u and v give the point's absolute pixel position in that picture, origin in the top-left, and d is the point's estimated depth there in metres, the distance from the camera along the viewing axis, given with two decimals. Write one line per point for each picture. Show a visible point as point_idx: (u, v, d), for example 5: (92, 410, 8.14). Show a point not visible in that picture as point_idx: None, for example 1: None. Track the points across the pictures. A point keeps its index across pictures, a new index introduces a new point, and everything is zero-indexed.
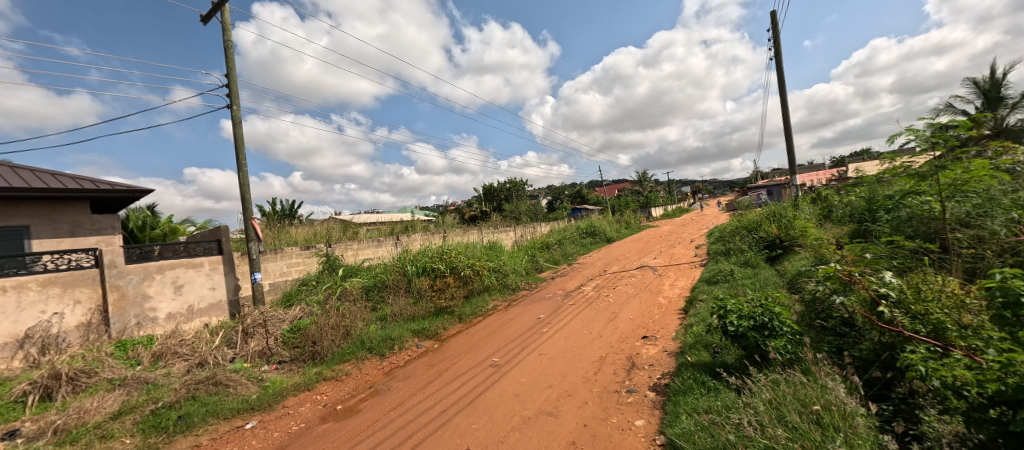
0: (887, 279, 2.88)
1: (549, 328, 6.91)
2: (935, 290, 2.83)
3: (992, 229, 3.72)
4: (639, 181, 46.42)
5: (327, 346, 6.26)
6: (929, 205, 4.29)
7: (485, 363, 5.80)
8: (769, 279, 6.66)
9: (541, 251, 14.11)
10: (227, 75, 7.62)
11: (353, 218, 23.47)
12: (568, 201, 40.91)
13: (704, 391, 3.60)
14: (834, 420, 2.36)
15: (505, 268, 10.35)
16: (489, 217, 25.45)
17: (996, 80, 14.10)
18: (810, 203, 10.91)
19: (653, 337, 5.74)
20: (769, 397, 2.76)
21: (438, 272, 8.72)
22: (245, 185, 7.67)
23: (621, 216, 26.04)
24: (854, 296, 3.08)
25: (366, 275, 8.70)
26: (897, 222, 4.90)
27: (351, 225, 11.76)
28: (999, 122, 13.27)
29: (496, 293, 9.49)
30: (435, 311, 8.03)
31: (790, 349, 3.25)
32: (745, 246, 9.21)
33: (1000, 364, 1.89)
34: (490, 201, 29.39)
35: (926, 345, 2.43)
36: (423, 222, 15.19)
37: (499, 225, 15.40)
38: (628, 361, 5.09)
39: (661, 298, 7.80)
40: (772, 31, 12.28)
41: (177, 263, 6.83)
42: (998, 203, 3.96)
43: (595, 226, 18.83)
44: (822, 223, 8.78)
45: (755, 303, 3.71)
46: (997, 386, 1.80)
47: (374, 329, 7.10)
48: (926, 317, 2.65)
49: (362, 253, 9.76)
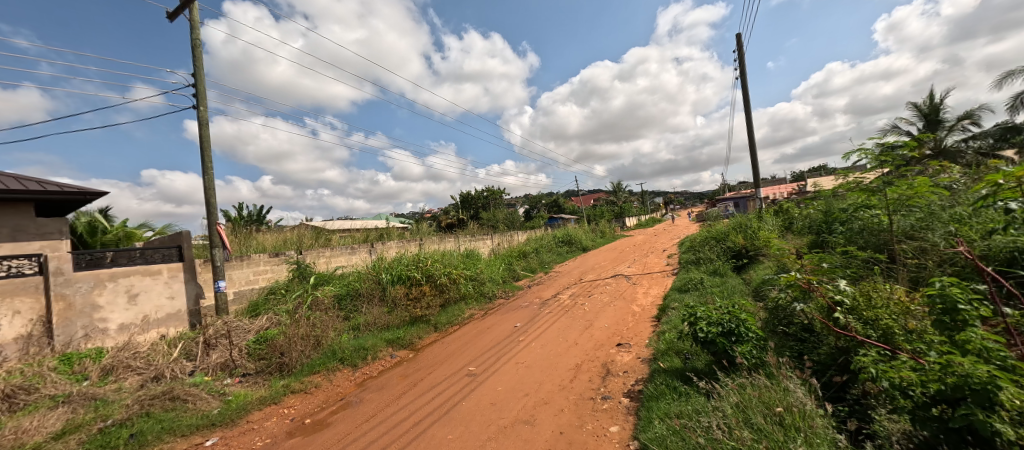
0: (841, 286, 3.08)
1: (526, 336, 6.94)
2: (883, 297, 3.04)
3: (934, 241, 4.03)
4: (614, 192, 47.40)
5: (296, 357, 6.06)
6: (878, 218, 4.62)
7: (461, 372, 5.77)
8: (736, 288, 6.94)
9: (518, 258, 14.16)
10: (193, 74, 7.38)
11: (324, 224, 22.91)
12: (545, 210, 41.27)
13: (675, 396, 3.71)
14: (795, 420, 2.48)
15: (482, 276, 10.31)
16: (465, 225, 25.38)
17: (934, 104, 15.31)
18: (773, 215, 11.47)
19: (627, 344, 5.86)
20: (736, 400, 2.87)
21: (413, 280, 8.63)
22: (210, 190, 7.38)
23: (596, 225, 26.46)
24: (812, 303, 3.26)
25: (338, 284, 8.49)
26: (850, 233, 5.22)
27: (323, 231, 11.48)
28: (937, 142, 14.46)
29: (472, 302, 9.44)
30: (409, 320, 7.91)
31: (755, 354, 3.40)
32: (714, 256, 9.56)
33: (940, 365, 2.04)
34: (468, 209, 29.29)
35: (877, 349, 2.60)
36: (398, 229, 14.98)
37: (476, 234, 15.38)
38: (603, 369, 5.17)
39: (635, 306, 7.97)
40: (736, 51, 12.95)
41: (132, 270, 6.46)
42: (938, 217, 4.30)
43: (571, 235, 19.10)
44: (783, 234, 9.25)
45: (723, 309, 3.88)
46: (938, 386, 1.94)
47: (347, 339, 6.93)
48: (877, 322, 2.84)
49: (335, 261, 9.52)
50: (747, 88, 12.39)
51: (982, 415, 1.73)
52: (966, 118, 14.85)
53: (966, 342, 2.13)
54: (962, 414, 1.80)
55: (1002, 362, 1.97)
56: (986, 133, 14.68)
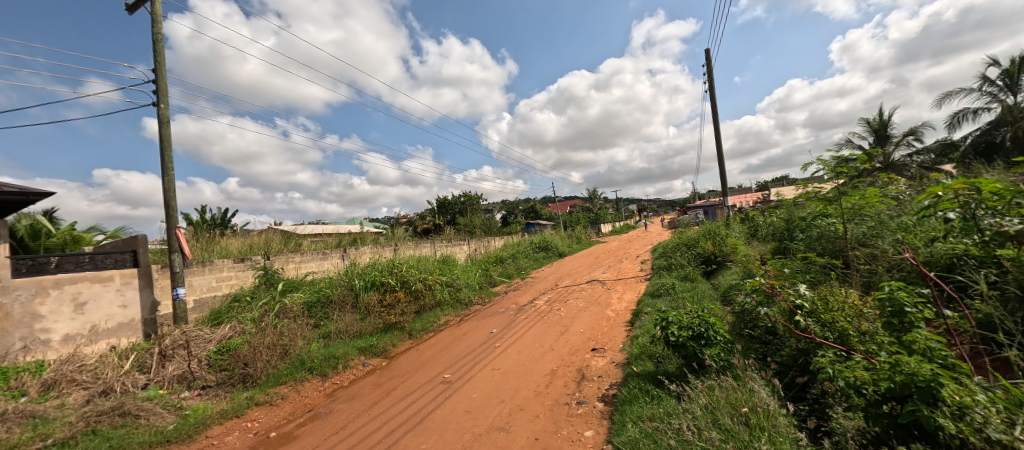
0: (802, 291, 3.24)
1: (502, 343, 6.92)
2: (839, 301, 3.23)
3: (883, 248, 4.31)
4: (590, 199, 48.17)
5: (261, 368, 5.81)
6: (834, 226, 4.91)
7: (436, 380, 5.70)
8: (705, 292, 7.19)
9: (494, 264, 14.13)
10: (154, 69, 7.03)
11: (294, 228, 22.17)
12: (522, 215, 41.43)
13: (648, 399, 3.79)
14: (759, 420, 2.58)
15: (458, 282, 10.23)
16: (441, 230, 25.16)
17: (883, 121, 16.42)
18: (739, 222, 11.96)
19: (602, 349, 5.95)
20: (704, 402, 2.95)
21: (387, 287, 8.47)
22: (170, 192, 7.02)
23: (573, 231, 26.81)
24: (775, 307, 3.41)
25: (308, 290, 8.22)
26: (809, 240, 5.51)
27: (293, 235, 11.11)
28: (886, 156, 15.53)
29: (448, 308, 9.33)
30: (383, 328, 7.74)
31: (722, 357, 3.52)
32: (685, 262, 9.86)
33: (889, 365, 2.17)
34: (444, 214, 29.04)
35: (834, 350, 2.74)
36: (373, 234, 14.69)
37: (452, 239, 15.26)
38: (578, 374, 5.22)
39: (609, 311, 8.11)
40: (705, 66, 13.52)
41: (79, 277, 6.03)
42: (886, 226, 4.62)
43: (548, 241, 19.26)
44: (749, 240, 9.66)
45: (693, 314, 4.00)
46: (888, 384, 2.06)
47: (316, 347, 6.72)
48: (833, 324, 3.01)
49: (305, 267, 9.22)
50: (715, 101, 12.93)
51: (927, 411, 1.86)
52: (911, 134, 16.02)
53: (912, 343, 2.28)
54: (910, 409, 1.92)
55: (944, 360, 2.12)
56: (928, 149, 15.87)
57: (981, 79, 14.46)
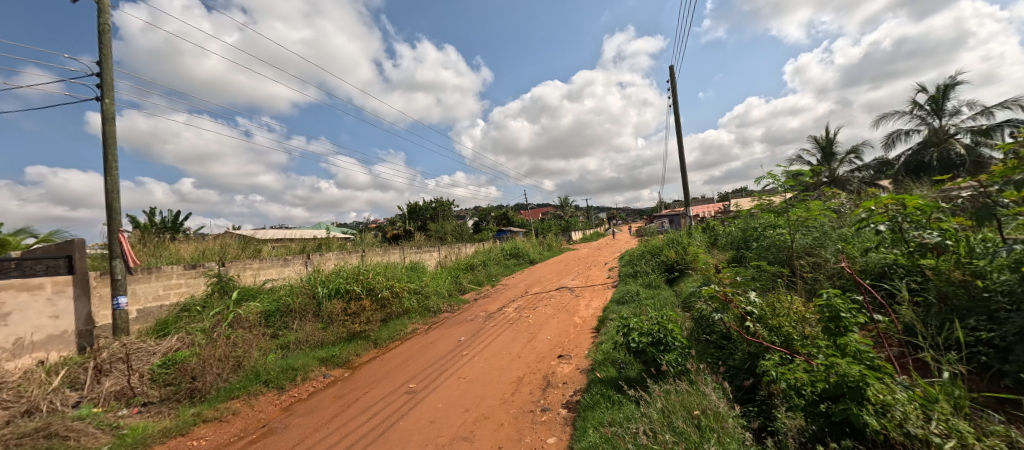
0: (751, 298, 3.43)
1: (469, 351, 6.86)
2: (785, 307, 3.44)
3: (825, 257, 4.64)
4: (561, 206, 48.87)
5: (210, 382, 5.48)
6: (783, 236, 5.22)
7: (401, 390, 5.57)
8: (667, 299, 7.44)
9: (465, 271, 14.02)
10: (99, 62, 6.58)
11: (255, 233, 21.17)
12: (494, 222, 41.41)
13: (609, 405, 3.86)
14: (709, 422, 2.69)
15: (426, 290, 10.07)
16: (411, 237, 24.73)
17: (829, 138, 17.66)
18: (701, 231, 12.49)
19: (568, 356, 6.02)
20: (660, 406, 3.05)
21: (352, 294, 8.21)
22: (114, 193, 6.55)
23: (544, 238, 27.07)
24: (728, 314, 3.58)
25: (266, 298, 7.83)
26: (762, 249, 5.84)
27: (252, 240, 10.58)
28: (832, 172, 16.75)
29: (416, 316, 9.16)
30: (347, 337, 7.50)
31: (679, 362, 3.66)
32: (650, 269, 10.17)
33: (825, 366, 2.32)
34: (415, 220, 28.57)
35: (779, 353, 2.91)
36: (339, 240, 14.22)
37: (422, 246, 15.02)
38: (544, 381, 5.25)
39: (577, 318, 8.23)
40: (670, 81, 14.13)
41: (3, 285, 5.49)
42: (829, 237, 4.97)
43: (519, 248, 19.33)
44: (709, 249, 10.11)
45: (653, 320, 4.13)
46: (824, 385, 2.19)
47: (273, 359, 6.42)
48: (779, 330, 3.20)
49: (264, 274, 8.79)
50: (679, 116, 13.52)
51: (855, 409, 2.01)
52: (853, 152, 17.39)
53: (846, 346, 2.45)
54: (841, 407, 2.06)
55: (871, 361, 2.30)
56: (868, 166, 17.22)
57: (912, 104, 15.93)
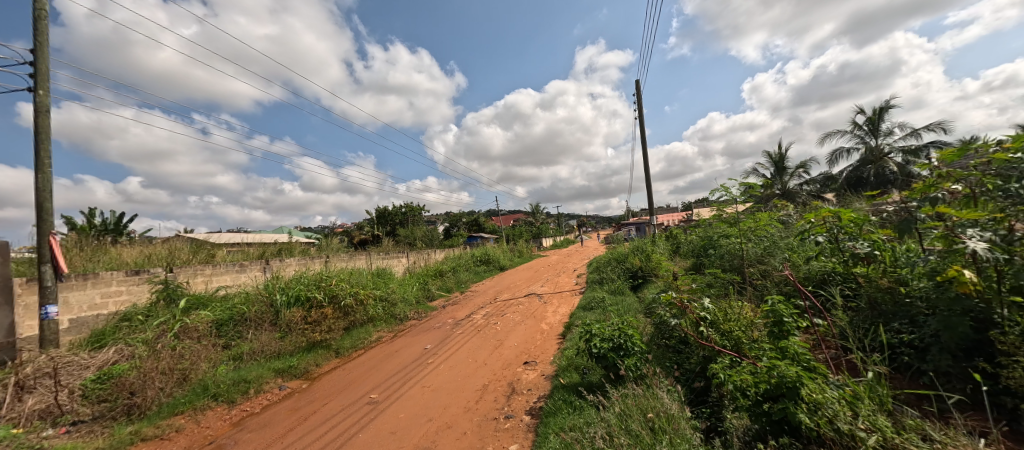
0: (706, 304, 3.60)
1: (435, 359, 6.76)
2: (735, 313, 3.64)
3: (773, 265, 4.94)
4: (532, 213, 49.24)
5: (152, 397, 5.12)
6: (737, 245, 5.51)
7: (362, 400, 5.41)
8: (631, 305, 7.64)
9: (433, 278, 13.82)
10: (34, 50, 6.07)
11: (209, 237, 19.98)
12: (465, 228, 41.14)
13: (571, 410, 3.92)
14: (663, 424, 2.80)
15: (393, 297, 9.84)
16: (379, 242, 24.16)
17: (781, 154, 18.84)
18: (665, 239, 12.95)
19: (534, 362, 6.07)
20: (619, 410, 3.14)
21: (313, 302, 7.89)
22: (45, 192, 6.03)
23: (514, 245, 27.16)
24: (685, 319, 3.74)
25: (219, 306, 7.39)
26: (718, 257, 6.13)
27: (205, 245, 9.98)
28: (783, 185, 17.87)
29: (381, 324, 8.93)
30: (306, 346, 7.20)
31: (638, 366, 3.77)
32: (615, 276, 10.43)
33: (768, 368, 2.46)
34: (383, 225, 27.92)
35: (729, 357, 3.06)
36: (302, 245, 13.66)
37: (390, 251, 14.69)
38: (508, 388, 5.26)
39: (544, 324, 8.30)
40: (637, 94, 14.64)
41: None
42: (777, 246, 5.29)
43: (489, 254, 19.28)
44: (672, 257, 10.49)
45: (614, 326, 4.23)
46: (766, 385, 2.33)
47: (224, 370, 6.06)
48: (730, 334, 3.38)
49: (216, 280, 8.31)
50: (644, 128, 14.03)
51: (792, 407, 2.16)
52: (801, 168, 18.64)
53: (787, 348, 2.63)
54: (781, 407, 2.20)
55: (807, 363, 2.47)
56: (815, 180, 18.48)
57: (852, 125, 17.30)
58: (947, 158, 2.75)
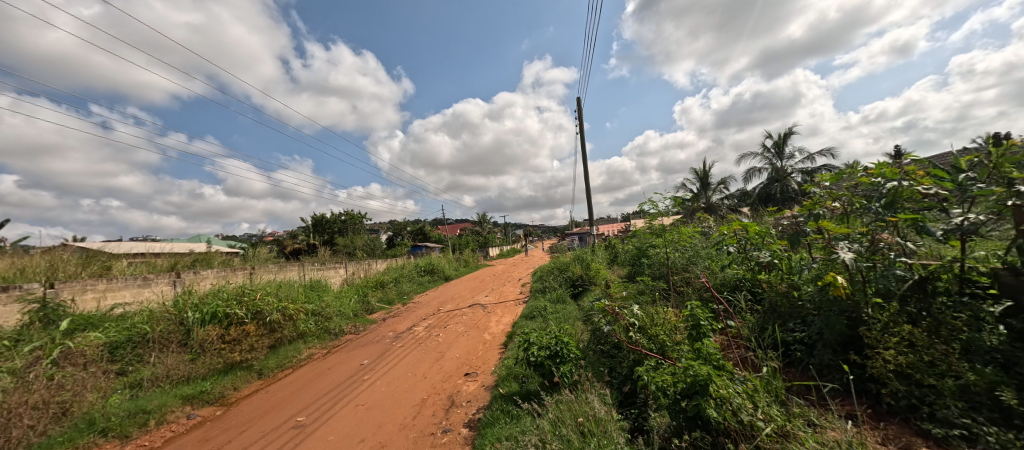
0: (635, 311, 3.83)
1: (371, 375, 6.45)
2: (660, 318, 3.90)
3: (695, 272, 5.38)
4: (478, 223, 49.15)
5: (19, 437, 4.32)
6: (665, 254, 5.92)
7: (287, 424, 5.01)
8: (570, 314, 7.88)
9: (373, 289, 13.22)
10: None
11: (108, 247, 17.49)
12: (408, 237, 39.97)
13: (508, 420, 3.95)
14: (592, 427, 2.92)
15: (327, 310, 9.25)
16: (314, 252, 22.68)
17: (705, 171, 20.66)
18: (604, 249, 13.55)
19: (474, 373, 6.01)
20: (552, 416, 3.22)
21: (233, 319, 7.19)
22: None
23: (460, 254, 26.88)
24: (616, 325, 3.94)
25: (114, 326, 6.46)
26: (649, 265, 6.53)
27: (101, 256, 8.71)
28: (707, 200, 19.58)
29: (313, 340, 8.34)
30: (223, 368, 6.53)
31: (572, 373, 3.90)
32: (557, 285, 10.70)
33: (685, 368, 2.67)
34: (319, 233, 26.26)
35: (654, 359, 3.28)
36: (223, 255, 12.41)
37: (326, 262, 13.84)
38: (448, 401, 5.16)
39: (486, 334, 8.27)
40: (578, 110, 15.32)
41: None
42: (699, 254, 5.77)
43: (434, 264, 18.88)
44: (610, 266, 11.00)
45: (552, 334, 4.33)
46: (683, 385, 2.53)
47: (118, 400, 5.30)
48: (656, 338, 3.63)
49: (112, 297, 7.27)
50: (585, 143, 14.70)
51: (704, 403, 2.36)
52: (722, 184, 20.56)
53: (701, 349, 2.88)
54: (695, 404, 2.40)
55: (717, 361, 2.73)
56: (733, 195, 20.49)
57: (763, 147, 19.48)
58: (828, 181, 3.20)
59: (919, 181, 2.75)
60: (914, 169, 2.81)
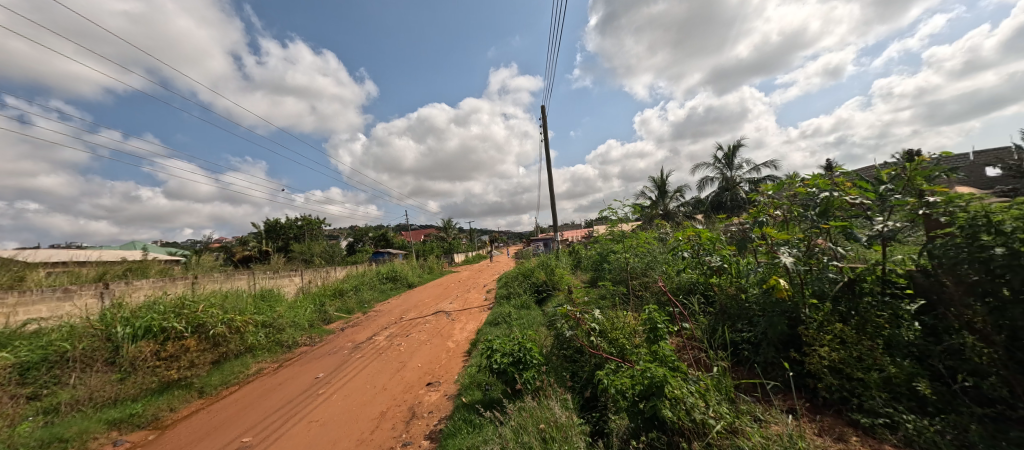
0: (596, 315, 3.91)
1: (327, 388, 6.15)
2: (620, 322, 4.02)
3: (652, 277, 5.58)
4: (443, 228, 48.52)
5: None
6: (626, 260, 6.10)
7: (231, 446, 4.68)
8: (534, 320, 7.92)
9: (331, 298, 12.66)
10: None
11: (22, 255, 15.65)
12: (370, 243, 38.75)
13: (470, 429, 3.89)
14: (554, 433, 2.94)
15: (279, 321, 8.74)
16: (267, 260, 21.44)
17: (662, 179, 21.59)
18: (567, 254, 13.77)
19: (437, 383, 5.89)
20: (515, 423, 3.21)
21: (170, 333, 6.63)
22: None
23: (424, 261, 26.37)
24: (578, 330, 4.00)
25: (25, 345, 5.76)
26: (611, 270, 6.70)
27: (12, 266, 7.77)
28: (664, 207, 20.44)
29: (263, 353, 7.85)
30: (158, 387, 6.00)
31: (535, 379, 3.92)
32: (522, 291, 10.73)
33: (642, 370, 2.75)
34: (272, 240, 24.88)
35: (614, 363, 3.36)
36: (161, 263, 11.44)
37: (280, 270, 13.12)
38: (408, 413, 5.01)
39: (450, 342, 8.14)
40: (542, 118, 15.55)
41: None
42: (657, 260, 5.99)
43: (396, 270, 18.39)
44: (573, 271, 11.19)
45: (515, 340, 4.33)
46: (640, 386, 2.60)
47: (28, 429, 4.71)
48: (616, 341, 3.73)
49: (24, 312, 6.49)
50: (549, 150, 14.94)
51: (660, 404, 2.44)
52: (678, 192, 21.56)
53: (658, 352, 2.98)
54: (652, 405, 2.48)
55: (672, 363, 2.84)
56: (689, 203, 21.52)
57: (715, 158, 20.64)
58: (770, 191, 3.44)
59: (847, 191, 3.02)
60: (844, 181, 3.06)
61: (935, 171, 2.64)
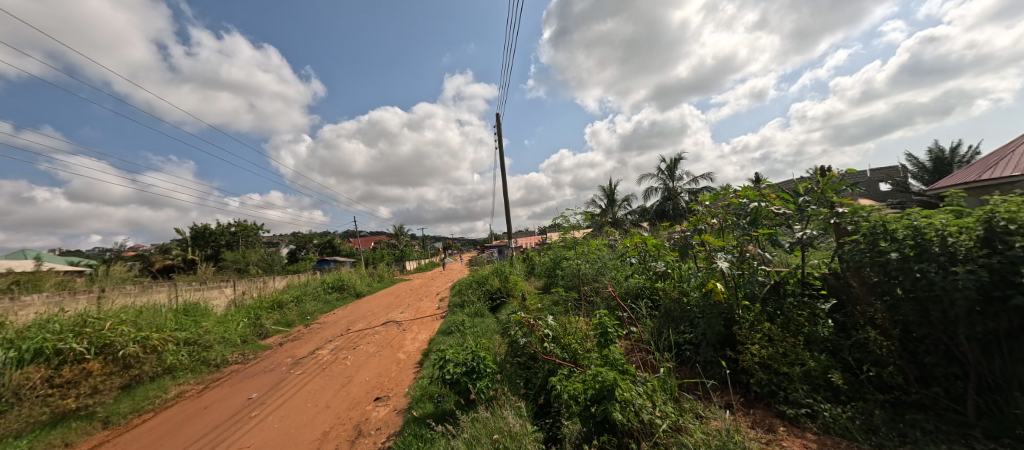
0: (549, 321, 3.92)
1: (261, 410, 5.64)
2: (572, 328, 4.06)
3: (603, 282, 5.73)
4: (394, 235, 46.99)
5: None
6: (578, 266, 6.22)
7: None
8: (488, 328, 7.82)
9: (269, 311, 11.74)
10: None
11: None
12: (314, 251, 36.60)
13: (421, 444, 3.73)
14: (507, 443, 2.88)
15: (206, 338, 7.94)
16: (194, 270, 19.50)
17: (611, 188, 22.45)
18: (521, 261, 13.84)
19: (385, 397, 5.60)
20: (467, 435, 3.12)
21: (67, 356, 5.78)
22: None
23: (374, 269, 25.33)
24: (532, 337, 3.98)
25: None
26: (563, 276, 6.80)
27: None
28: (614, 215, 21.24)
29: (186, 374, 7.07)
30: (51, 419, 5.18)
31: (489, 388, 3.84)
32: (475, 298, 10.60)
33: (593, 374, 2.78)
34: (201, 248, 22.70)
35: (567, 368, 3.37)
36: (61, 275, 10.00)
37: (209, 281, 11.97)
38: (354, 431, 4.71)
39: (400, 354, 7.81)
40: (495, 126, 15.62)
41: None
42: (607, 265, 6.17)
43: (343, 279, 17.47)
44: (527, 278, 11.26)
45: (468, 349, 4.22)
46: (592, 390, 2.62)
47: None
48: (569, 346, 3.76)
49: None
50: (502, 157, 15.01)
51: (611, 407, 2.47)
52: (626, 201, 22.51)
53: (609, 356, 3.04)
54: (603, 408, 2.51)
55: (622, 366, 2.91)
56: (636, 211, 22.52)
57: (659, 169, 21.82)
58: (707, 200, 3.67)
59: (772, 202, 3.28)
60: (769, 192, 3.33)
61: (842, 186, 2.96)
